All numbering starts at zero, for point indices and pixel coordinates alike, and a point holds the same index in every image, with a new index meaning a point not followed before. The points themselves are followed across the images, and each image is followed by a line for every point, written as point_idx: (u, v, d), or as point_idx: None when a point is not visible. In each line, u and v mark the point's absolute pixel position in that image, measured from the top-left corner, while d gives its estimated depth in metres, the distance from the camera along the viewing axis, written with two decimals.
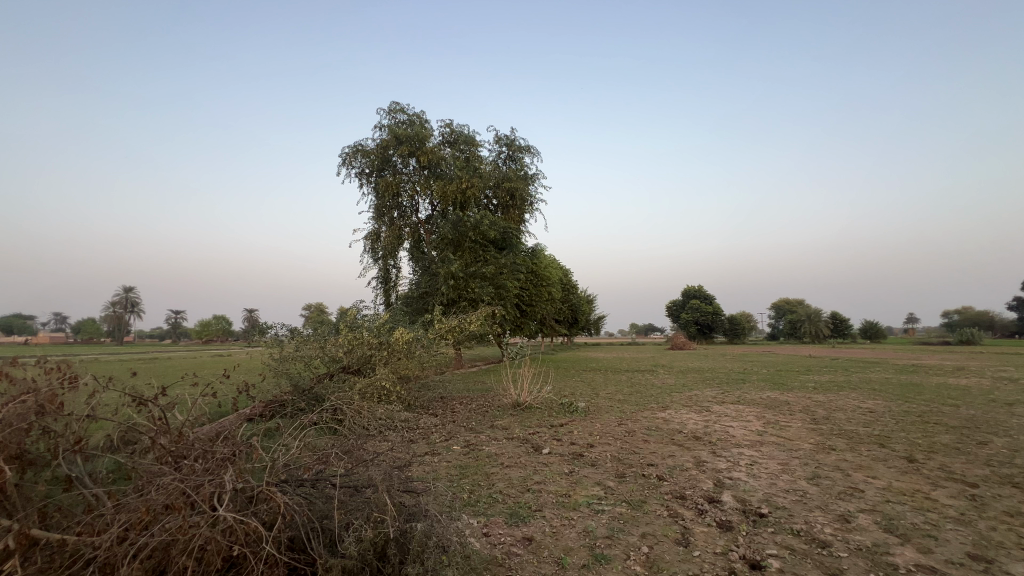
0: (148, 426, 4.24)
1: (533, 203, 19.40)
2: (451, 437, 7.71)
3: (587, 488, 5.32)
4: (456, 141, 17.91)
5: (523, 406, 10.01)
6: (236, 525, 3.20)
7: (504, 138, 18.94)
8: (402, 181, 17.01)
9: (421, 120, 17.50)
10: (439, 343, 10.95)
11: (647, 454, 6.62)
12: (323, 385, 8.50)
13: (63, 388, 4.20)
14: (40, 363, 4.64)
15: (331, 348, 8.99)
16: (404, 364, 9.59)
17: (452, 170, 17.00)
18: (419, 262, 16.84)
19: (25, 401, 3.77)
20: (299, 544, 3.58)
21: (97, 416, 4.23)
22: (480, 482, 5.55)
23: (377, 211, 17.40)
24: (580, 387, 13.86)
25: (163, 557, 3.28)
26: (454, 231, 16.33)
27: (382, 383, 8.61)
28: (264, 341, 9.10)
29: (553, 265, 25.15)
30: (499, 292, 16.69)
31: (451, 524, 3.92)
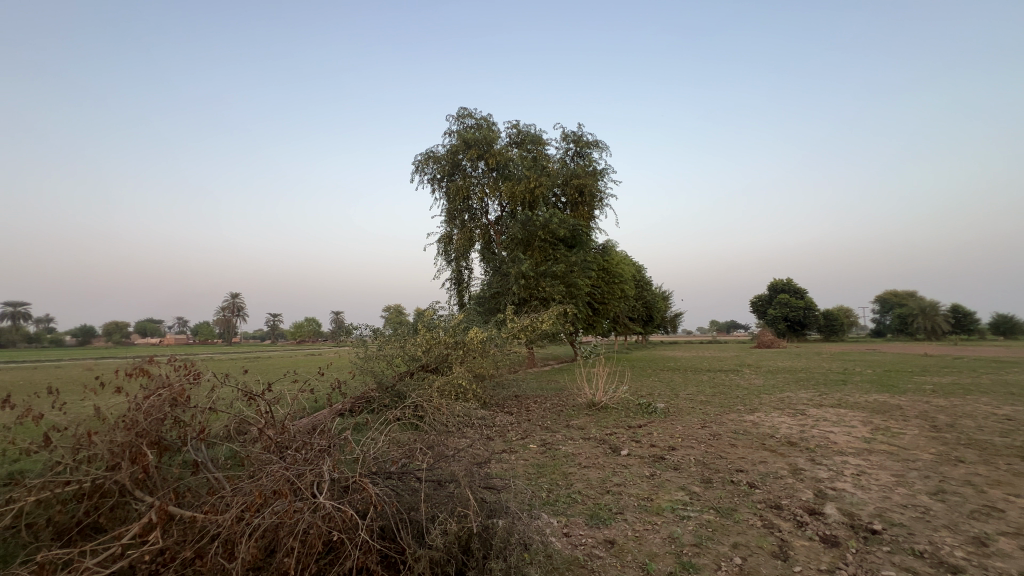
0: (257, 418, 4.70)
1: (603, 199, 19.01)
2: (527, 435, 7.76)
3: (670, 493, 5.10)
4: (523, 141, 18.02)
5: (599, 406, 9.81)
6: (334, 512, 3.44)
7: (571, 135, 18.74)
8: (472, 183, 17.41)
9: (488, 123, 17.81)
10: (512, 342, 11.08)
11: (735, 459, 6.21)
12: (404, 382, 8.95)
13: (190, 382, 4.78)
14: (172, 360, 5.32)
15: (411, 348, 9.43)
16: (479, 362, 9.80)
17: (520, 170, 17.12)
18: (489, 263, 17.16)
19: (161, 393, 4.35)
20: (389, 533, 3.78)
21: (217, 408, 4.76)
22: (558, 482, 5.52)
23: (449, 215, 17.95)
24: (657, 386, 13.39)
25: (273, 537, 3.61)
26: (524, 231, 16.44)
27: (459, 381, 8.88)
28: (350, 341, 9.74)
29: (624, 261, 24.49)
30: (570, 291, 16.55)
31: (533, 522, 3.95)
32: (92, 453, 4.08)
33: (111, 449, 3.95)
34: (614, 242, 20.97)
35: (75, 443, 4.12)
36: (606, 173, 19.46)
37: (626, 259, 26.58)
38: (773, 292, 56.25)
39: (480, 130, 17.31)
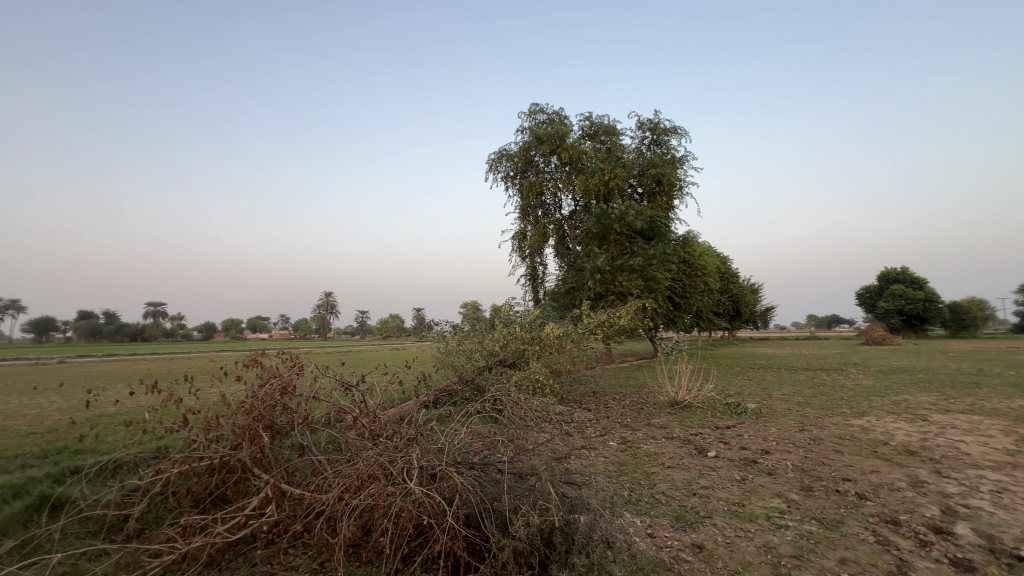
0: (353, 406, 5.10)
1: (683, 187, 18.13)
2: (607, 432, 7.63)
3: (764, 499, 4.76)
4: (596, 132, 17.67)
5: (682, 405, 9.38)
6: (424, 498, 3.64)
7: (647, 122, 18.05)
8: (545, 179, 17.32)
9: (560, 117, 17.67)
10: (589, 338, 10.93)
11: (841, 467, 5.65)
12: (484, 376, 9.20)
13: (295, 372, 5.29)
14: (281, 353, 5.91)
15: (489, 343, 9.69)
16: (557, 358, 9.78)
17: (594, 162, 16.79)
18: (564, 258, 17.08)
19: (273, 381, 4.87)
20: (474, 521, 3.92)
21: (319, 398, 5.23)
22: (640, 481, 5.38)
23: (523, 211, 18.06)
24: (746, 385, 12.53)
25: (370, 518, 3.89)
26: (599, 224, 16.11)
27: (536, 376, 8.94)
28: (432, 337, 10.18)
29: (706, 251, 23.20)
30: (648, 285, 15.99)
31: (615, 520, 3.90)
32: (219, 434, 4.67)
33: (235, 430, 4.50)
34: (696, 233, 19.92)
35: (206, 424, 4.73)
36: (686, 160, 18.55)
37: (709, 250, 25.14)
38: (884, 282, 50.09)
39: (552, 125, 17.21)
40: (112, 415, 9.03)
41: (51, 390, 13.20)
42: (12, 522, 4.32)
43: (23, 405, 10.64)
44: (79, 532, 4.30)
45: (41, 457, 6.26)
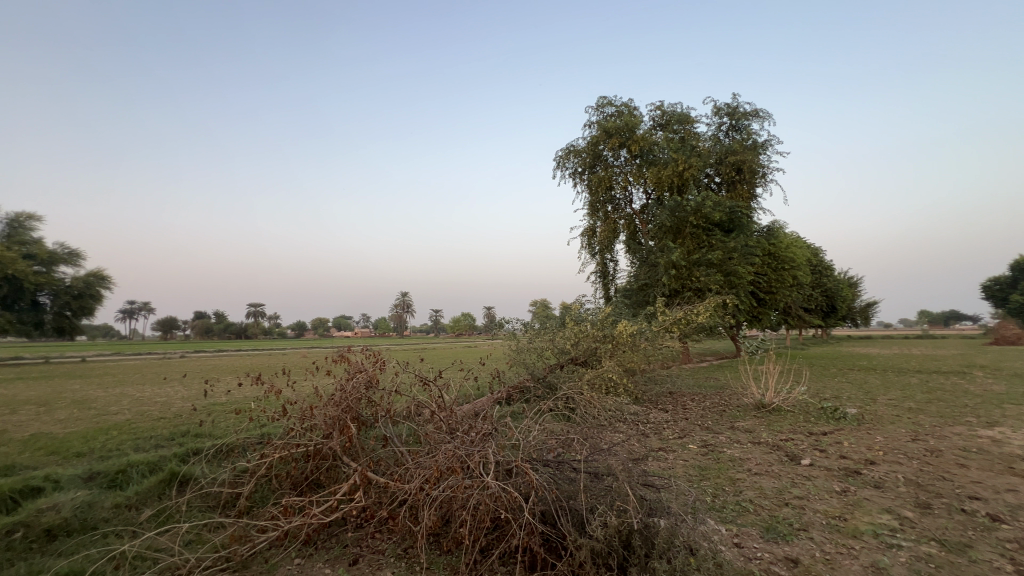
0: (431, 401, 5.30)
1: (767, 174, 16.84)
2: (686, 435, 7.31)
3: (871, 515, 4.29)
4: (668, 122, 16.95)
5: (770, 408, 8.72)
6: (500, 492, 3.70)
7: (724, 107, 17.00)
8: (614, 173, 16.87)
9: (629, 109, 17.15)
10: (665, 336, 10.49)
11: (967, 484, 4.94)
12: (555, 374, 9.19)
13: (377, 367, 5.60)
14: (365, 349, 6.29)
15: (560, 341, 9.67)
16: (630, 357, 9.49)
17: (667, 153, 16.11)
18: (636, 254, 16.58)
19: (359, 376, 5.19)
20: (550, 519, 3.92)
21: (400, 392, 5.50)
22: (723, 487, 5.09)
23: (592, 207, 17.74)
24: (846, 389, 11.37)
25: (449, 510, 4.03)
26: (673, 218, 15.37)
27: (609, 375, 8.76)
28: (503, 334, 10.33)
29: (794, 242, 21.41)
30: (729, 280, 15.07)
31: (698, 527, 3.73)
32: (313, 423, 5.07)
33: (326, 420, 4.87)
34: (782, 223, 18.44)
35: (302, 414, 5.15)
36: (769, 145, 17.23)
37: (797, 241, 23.15)
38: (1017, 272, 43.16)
39: (621, 117, 16.71)
40: (223, 404, 10.14)
41: (177, 381, 15.11)
42: (149, 494, 5.00)
43: (155, 394, 12.28)
44: (202, 506, 4.90)
45: (170, 439, 7.20)
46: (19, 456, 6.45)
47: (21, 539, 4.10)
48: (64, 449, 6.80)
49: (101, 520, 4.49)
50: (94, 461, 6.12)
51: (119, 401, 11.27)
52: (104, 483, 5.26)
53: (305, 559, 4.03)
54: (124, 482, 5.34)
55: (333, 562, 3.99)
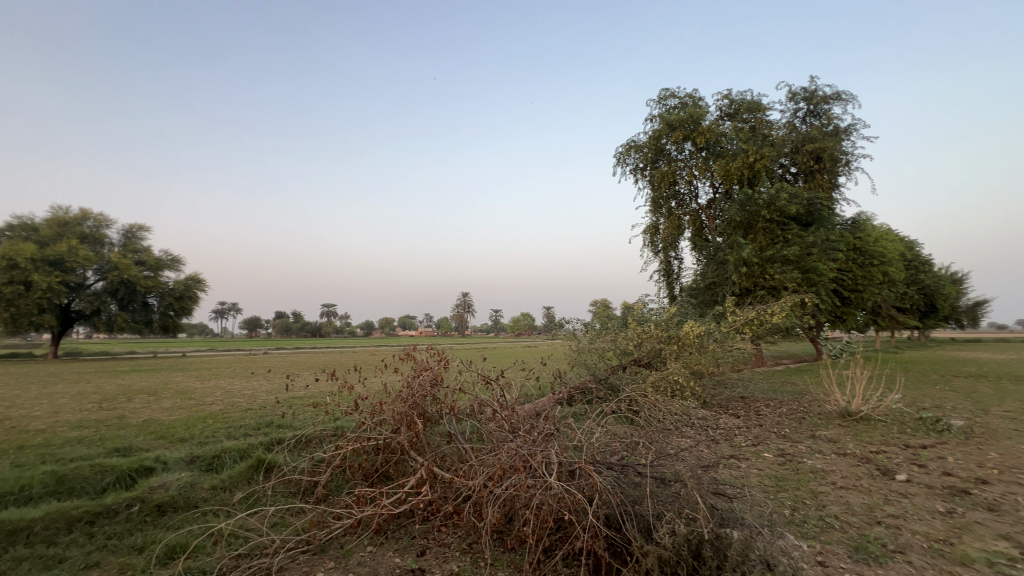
0: (493, 400, 5.38)
1: (851, 162, 15.48)
2: (760, 442, 6.88)
3: (984, 541, 3.81)
4: (737, 111, 16.06)
5: (857, 417, 7.99)
6: (563, 493, 3.68)
7: (801, 92, 15.82)
8: (678, 167, 16.22)
9: (694, 100, 16.42)
10: (735, 338, 9.94)
11: None
12: (617, 376, 9.01)
13: (441, 365, 5.76)
14: (429, 348, 6.49)
15: (622, 341, 9.49)
16: (698, 359, 9.08)
17: (736, 144, 15.26)
18: (702, 251, 15.86)
19: (425, 374, 5.38)
20: (615, 523, 3.84)
21: (463, 390, 5.63)
22: (804, 500, 4.73)
23: (654, 204, 17.19)
24: (950, 397, 10.17)
25: (512, 508, 4.06)
26: (743, 212, 14.52)
27: (675, 377, 8.45)
28: (563, 334, 10.28)
29: (885, 236, 19.48)
30: (807, 277, 14.00)
31: (776, 542, 3.50)
32: (383, 418, 5.31)
33: (395, 416, 5.10)
34: (869, 214, 16.85)
35: (372, 409, 5.41)
36: (854, 129, 15.81)
37: (888, 234, 21.05)
38: None
39: (685, 108, 16.01)
40: (302, 398, 10.90)
41: (262, 375, 16.48)
42: (240, 478, 5.48)
43: (243, 387, 13.46)
44: (285, 491, 5.30)
45: (257, 428, 7.86)
46: (134, 438, 7.31)
47: (137, 512, 4.65)
48: (170, 434, 7.62)
49: (200, 500, 4.98)
50: (195, 446, 6.81)
51: (214, 392, 12.47)
52: (203, 467, 5.84)
53: (377, 548, 4.23)
54: (218, 466, 5.89)
55: (403, 551, 4.16)
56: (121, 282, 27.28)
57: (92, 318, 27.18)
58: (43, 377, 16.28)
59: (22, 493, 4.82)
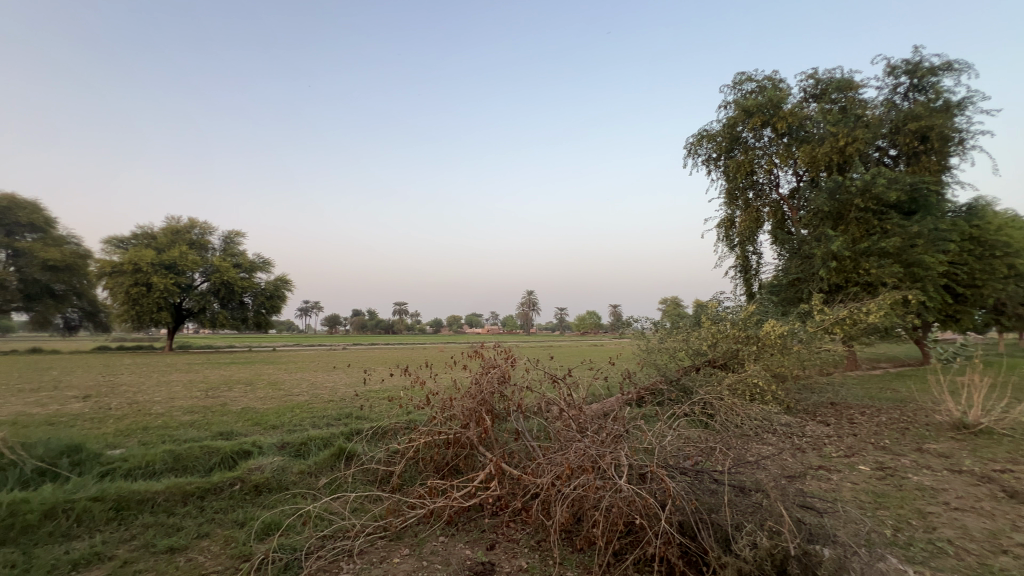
0: (560, 399, 5.36)
1: (966, 140, 13.63)
2: (854, 453, 6.27)
3: None
4: (824, 91, 14.75)
5: (976, 430, 7.03)
6: (634, 496, 3.59)
7: (902, 64, 14.17)
8: (756, 156, 15.17)
9: (773, 82, 15.26)
10: (824, 339, 9.12)
11: None
12: (690, 377, 8.63)
13: (508, 363, 5.82)
14: (497, 346, 6.58)
15: (694, 341, 9.07)
16: (780, 361, 8.45)
17: (823, 127, 13.99)
18: (784, 245, 14.75)
19: (493, 371, 5.47)
20: (689, 531, 3.68)
21: (531, 388, 5.65)
22: (909, 520, 4.25)
23: (729, 195, 16.26)
24: None
25: (580, 509, 4.03)
26: (832, 201, 13.28)
27: (754, 380, 7.94)
28: (631, 334, 10.03)
29: (1011, 223, 16.92)
30: (911, 271, 12.53)
31: (875, 564, 3.17)
32: (453, 413, 5.48)
33: (464, 411, 5.25)
34: (989, 199, 14.74)
35: (442, 405, 5.59)
36: (969, 103, 13.89)
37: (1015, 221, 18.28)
38: None
39: (763, 92, 14.90)
40: (378, 392, 11.52)
41: (342, 369, 17.64)
42: (324, 465, 5.91)
43: (326, 379, 14.49)
44: (364, 480, 5.63)
45: (338, 419, 8.43)
46: (234, 424, 8.13)
47: (238, 490, 5.16)
48: (264, 421, 8.38)
49: (291, 482, 5.43)
50: (285, 433, 7.44)
51: (301, 384, 13.53)
52: (292, 452, 6.37)
53: (448, 539, 4.37)
54: (305, 452, 6.39)
55: (473, 544, 4.27)
56: (222, 283, 30.43)
57: (199, 316, 30.53)
58: (162, 367, 18.56)
59: (147, 468, 5.53)
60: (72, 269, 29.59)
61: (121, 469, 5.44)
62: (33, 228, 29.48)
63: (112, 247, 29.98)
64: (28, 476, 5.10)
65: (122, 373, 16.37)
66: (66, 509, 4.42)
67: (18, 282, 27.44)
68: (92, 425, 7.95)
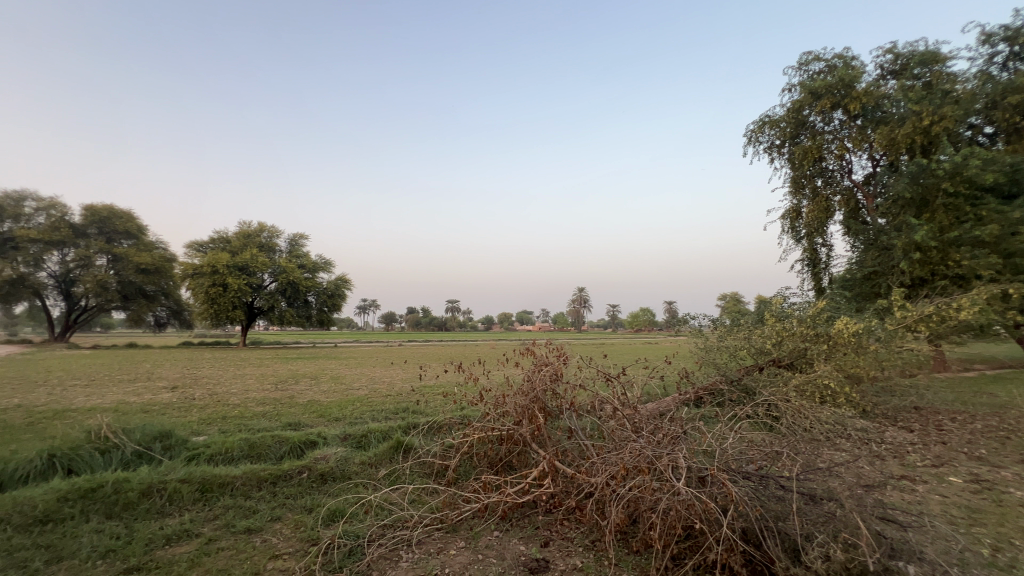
0: (613, 398, 5.27)
1: None
2: (943, 463, 5.71)
3: None
4: (905, 67, 13.59)
5: None
6: (693, 500, 3.46)
7: (1000, 31, 12.67)
8: (825, 140, 14.14)
9: (844, 60, 14.15)
10: (906, 338, 8.36)
11: None
12: (752, 377, 8.21)
13: (560, 361, 5.79)
14: (549, 344, 6.56)
15: (757, 340, 8.63)
16: (854, 360, 7.84)
17: (903, 106, 12.80)
18: (858, 235, 13.66)
19: (546, 368, 5.46)
20: (754, 539, 3.51)
21: (584, 387, 5.59)
22: (1011, 540, 3.81)
23: (795, 184, 15.28)
24: None
25: (636, 510, 3.95)
26: (915, 187, 12.12)
27: (825, 381, 7.42)
28: (687, 331, 9.70)
29: None
30: (1012, 262, 11.20)
31: None
32: (506, 409, 5.52)
33: (517, 408, 5.28)
34: None
35: (495, 401, 5.66)
36: None
37: None
38: None
39: (833, 72, 13.84)
40: (432, 387, 11.84)
41: (398, 365, 18.28)
42: (383, 456, 6.16)
43: (384, 375, 15.07)
44: (421, 472, 5.82)
45: (396, 413, 8.75)
46: (302, 416, 8.66)
47: (306, 478, 5.50)
48: (328, 414, 8.86)
49: (353, 472, 5.71)
50: (347, 425, 7.83)
51: (360, 379, 14.17)
52: (354, 444, 6.69)
53: (503, 533, 4.43)
54: (366, 444, 6.69)
55: (527, 540, 4.29)
56: (289, 283, 32.42)
57: (269, 314, 32.70)
58: (238, 362, 20.09)
59: (227, 454, 6.02)
60: (160, 271, 32.59)
61: (204, 454, 5.96)
62: (128, 235, 32.74)
63: (193, 251, 32.76)
64: (128, 458, 5.70)
65: (204, 366, 17.90)
66: (160, 488, 4.91)
67: (117, 284, 30.60)
68: (180, 414, 8.76)
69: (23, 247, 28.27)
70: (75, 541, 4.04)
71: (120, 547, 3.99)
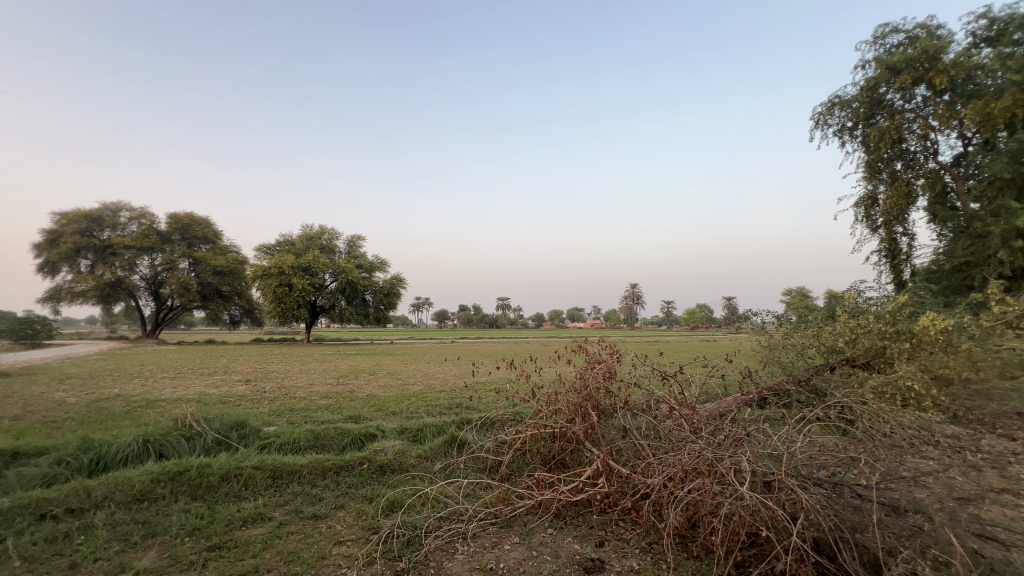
0: (670, 397, 5.10)
1: None
2: None
3: None
4: (1003, 33, 12.16)
5: None
6: (759, 505, 3.28)
7: None
8: (905, 119, 12.94)
9: (928, 30, 12.87)
10: (1006, 335, 7.48)
11: None
12: (822, 377, 7.69)
13: (614, 358, 5.66)
14: (603, 341, 6.43)
15: (828, 337, 8.08)
16: (943, 360, 7.12)
17: (1001, 76, 11.44)
18: (946, 223, 12.40)
19: (599, 366, 5.38)
20: (827, 550, 3.28)
21: (639, 386, 5.44)
22: None
23: (870, 169, 14.11)
24: None
25: (696, 514, 3.80)
26: (1015, 166, 10.81)
27: (907, 383, 6.82)
28: (748, 328, 9.23)
29: None
30: None
31: None
32: (558, 407, 5.49)
33: (570, 406, 5.23)
34: None
35: (547, 398, 5.64)
36: None
37: None
38: None
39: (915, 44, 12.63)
40: (484, 384, 12.01)
41: (452, 362, 18.71)
42: (439, 450, 6.32)
43: (438, 371, 15.47)
44: (476, 467, 5.91)
45: (449, 408, 8.95)
46: (361, 409, 9.07)
47: (367, 469, 5.74)
48: (385, 408, 9.21)
49: (409, 465, 5.90)
50: (403, 419, 8.11)
51: (415, 375, 14.63)
52: (410, 437, 6.92)
53: (557, 531, 4.41)
54: (422, 438, 6.90)
55: (581, 538, 4.25)
56: (348, 283, 34.00)
57: (330, 312, 34.44)
58: (304, 357, 21.37)
59: (295, 444, 6.41)
60: (234, 273, 35.19)
61: (275, 443, 6.38)
62: (206, 240, 35.57)
63: (262, 253, 35.07)
64: (209, 445, 6.20)
65: (274, 361, 19.22)
66: (238, 473, 5.30)
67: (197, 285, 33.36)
68: (253, 405, 9.43)
69: (120, 253, 31.41)
70: (166, 518, 4.45)
71: (204, 526, 4.35)
